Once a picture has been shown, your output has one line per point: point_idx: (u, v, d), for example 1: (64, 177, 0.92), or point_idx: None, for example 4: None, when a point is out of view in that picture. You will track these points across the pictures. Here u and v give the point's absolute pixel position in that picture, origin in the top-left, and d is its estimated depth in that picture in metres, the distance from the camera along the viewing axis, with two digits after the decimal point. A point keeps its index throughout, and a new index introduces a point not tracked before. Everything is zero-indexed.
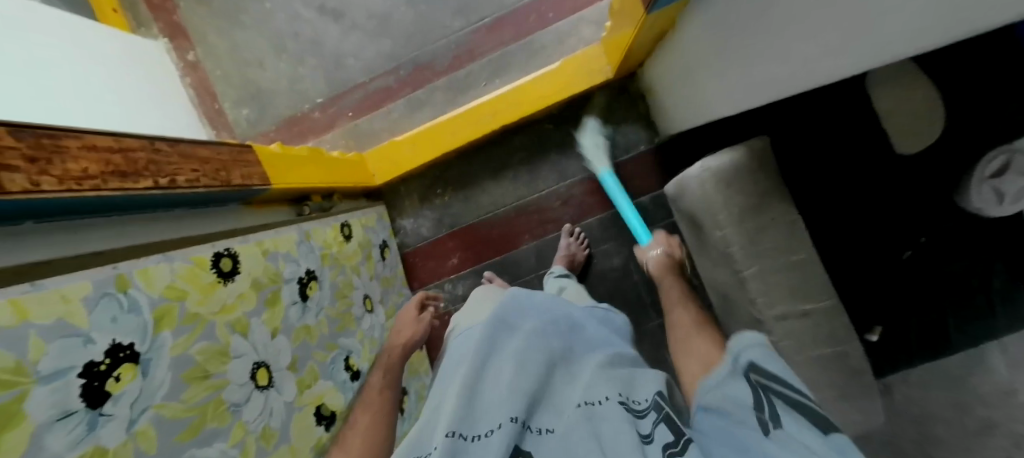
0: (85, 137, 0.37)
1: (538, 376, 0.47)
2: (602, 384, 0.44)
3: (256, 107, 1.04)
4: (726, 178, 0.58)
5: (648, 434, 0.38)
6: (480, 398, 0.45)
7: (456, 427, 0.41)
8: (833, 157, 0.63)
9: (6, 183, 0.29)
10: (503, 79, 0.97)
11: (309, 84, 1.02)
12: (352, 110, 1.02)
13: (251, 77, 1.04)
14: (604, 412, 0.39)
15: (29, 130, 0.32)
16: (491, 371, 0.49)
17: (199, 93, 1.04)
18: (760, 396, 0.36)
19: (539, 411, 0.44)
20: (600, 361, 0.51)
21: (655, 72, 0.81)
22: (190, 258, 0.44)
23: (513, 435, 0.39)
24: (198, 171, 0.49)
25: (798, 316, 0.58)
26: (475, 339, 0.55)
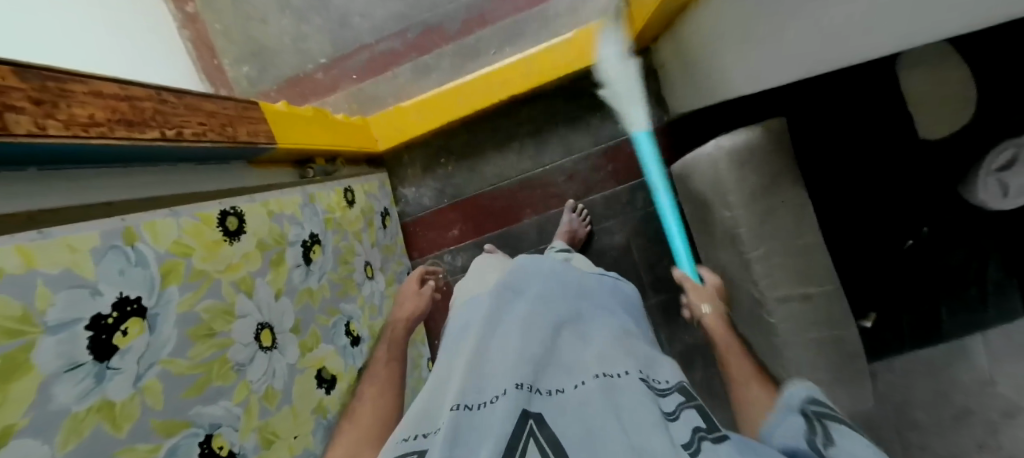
0: (91, 83, 0.36)
1: (545, 346, 0.47)
2: (618, 359, 0.45)
3: (257, 65, 1.01)
4: (739, 159, 0.58)
5: (675, 415, 0.39)
6: (486, 367, 0.45)
7: (461, 400, 0.39)
8: (853, 142, 0.62)
9: (10, 125, 0.28)
10: (513, 48, 0.94)
11: (313, 44, 0.99)
12: (357, 73, 0.99)
13: (252, 33, 1.00)
14: (624, 384, 0.40)
15: (34, 71, 0.30)
16: (497, 341, 0.49)
17: (197, 47, 1.00)
18: (813, 423, 0.36)
19: (547, 376, 0.44)
20: (607, 333, 0.51)
21: (672, 47, 0.79)
22: (196, 214, 0.43)
23: (525, 400, 0.38)
24: (204, 124, 0.47)
25: (799, 299, 0.59)
26: (483, 307, 0.56)
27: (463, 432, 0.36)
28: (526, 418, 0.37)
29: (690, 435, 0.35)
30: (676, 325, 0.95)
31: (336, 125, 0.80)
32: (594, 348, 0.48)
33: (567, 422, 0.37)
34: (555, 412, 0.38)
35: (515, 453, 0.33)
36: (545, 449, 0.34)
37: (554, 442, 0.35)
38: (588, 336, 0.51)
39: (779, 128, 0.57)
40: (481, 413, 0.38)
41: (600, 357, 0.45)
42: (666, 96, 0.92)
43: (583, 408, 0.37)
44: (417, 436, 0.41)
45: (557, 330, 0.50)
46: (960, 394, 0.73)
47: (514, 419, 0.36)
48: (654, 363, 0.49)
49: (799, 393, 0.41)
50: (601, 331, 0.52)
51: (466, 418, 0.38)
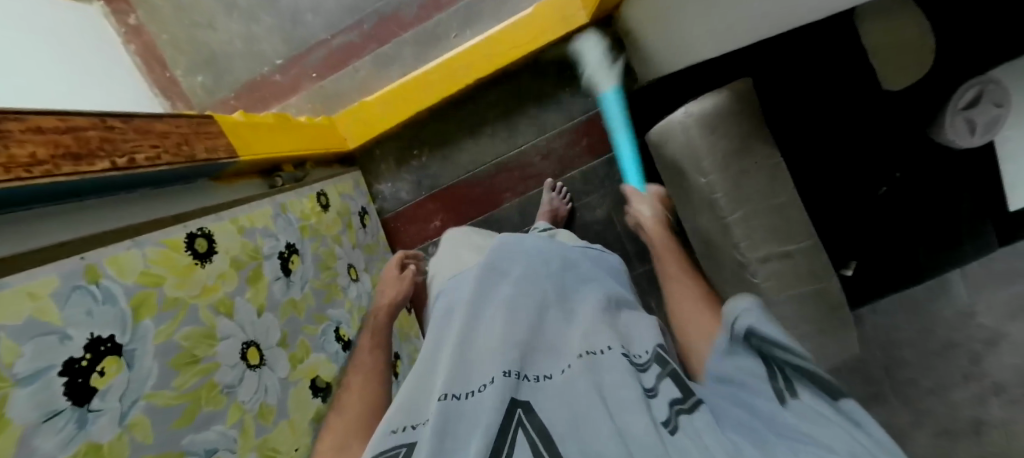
0: (28, 119, 0.34)
1: (530, 327, 0.48)
2: (599, 334, 0.46)
3: (211, 73, 0.97)
4: (709, 123, 0.57)
5: (653, 386, 0.40)
6: (472, 354, 0.46)
7: (448, 390, 0.40)
8: (820, 96, 0.63)
9: None
10: (474, 29, 0.91)
11: (266, 45, 0.95)
12: (316, 71, 0.95)
13: (201, 39, 0.96)
14: (607, 362, 0.41)
15: None
16: (482, 326, 0.49)
17: (146, 60, 0.95)
18: (775, 371, 0.40)
19: (534, 358, 0.44)
20: (590, 307, 0.52)
21: (633, 14, 0.77)
22: (161, 241, 0.42)
23: (513, 386, 0.39)
24: (158, 147, 0.46)
25: (780, 257, 0.60)
26: (467, 290, 0.56)
27: (451, 421, 0.37)
28: (514, 407, 0.37)
29: (669, 411, 0.37)
30: (664, 292, 0.97)
31: (300, 130, 0.77)
32: (577, 325, 0.49)
33: (552, 406, 0.37)
34: (542, 398, 0.39)
35: (504, 444, 0.34)
36: (532, 436, 0.35)
37: (541, 428, 0.35)
38: (572, 314, 0.52)
39: (746, 88, 0.57)
40: (469, 403, 0.39)
41: (584, 335, 0.46)
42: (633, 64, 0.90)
43: (567, 393, 0.38)
44: (405, 428, 0.41)
45: (540, 310, 0.51)
46: (944, 328, 0.76)
47: (503, 406, 0.36)
48: (636, 333, 0.50)
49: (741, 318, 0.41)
50: (583, 304, 0.53)
51: (455, 406, 0.38)
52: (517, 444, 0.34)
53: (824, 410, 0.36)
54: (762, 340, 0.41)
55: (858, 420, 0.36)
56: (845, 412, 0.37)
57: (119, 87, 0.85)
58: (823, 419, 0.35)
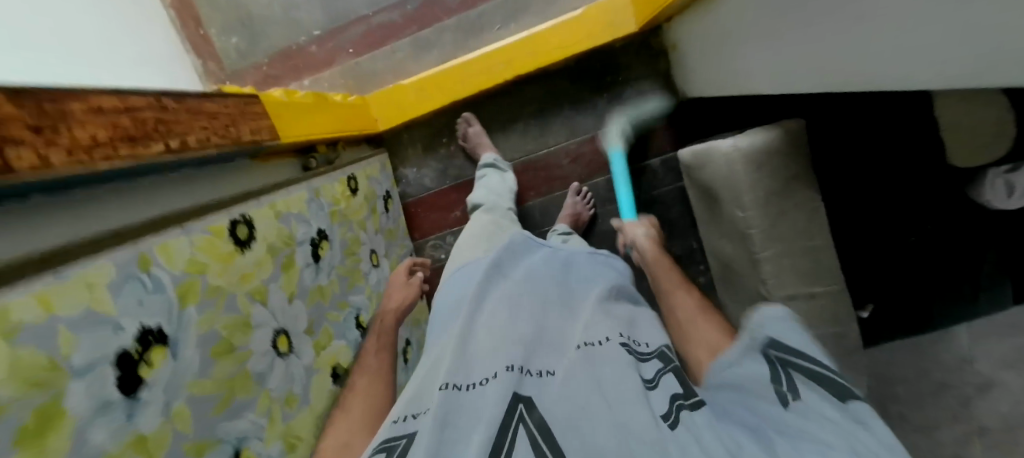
0: (90, 99, 0.33)
1: (535, 321, 0.50)
2: (598, 327, 0.48)
3: (247, 36, 0.95)
4: (756, 161, 0.56)
5: (653, 380, 0.42)
6: (473, 344, 0.48)
7: (450, 379, 0.42)
8: (870, 155, 0.64)
9: (13, 160, 0.27)
10: (519, 22, 0.89)
11: (305, 14, 0.92)
12: (353, 46, 0.93)
13: (240, 0, 0.93)
14: (604, 353, 0.43)
15: (30, 97, 0.29)
16: (485, 318, 0.51)
17: (182, 16, 0.93)
18: (778, 370, 0.38)
19: (535, 352, 0.46)
20: (593, 301, 0.54)
21: (685, 28, 0.75)
22: (207, 228, 0.42)
23: (514, 382, 0.40)
24: (208, 128, 0.45)
25: (806, 297, 0.60)
26: (473, 280, 0.60)
27: (452, 415, 0.38)
28: (516, 402, 0.38)
29: (668, 403, 0.38)
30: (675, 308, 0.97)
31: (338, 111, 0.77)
32: (581, 320, 0.51)
33: (552, 401, 0.38)
34: (543, 394, 0.40)
35: (504, 440, 0.34)
36: (532, 431, 0.35)
37: (541, 421, 0.36)
38: (576, 309, 0.54)
39: (798, 128, 0.56)
40: (472, 397, 0.40)
41: (583, 329, 0.48)
42: (676, 77, 0.88)
43: (567, 385, 0.40)
44: (406, 417, 0.42)
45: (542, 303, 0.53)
46: None
47: (503, 398, 0.38)
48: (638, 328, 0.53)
49: (766, 327, 0.41)
50: (588, 299, 0.56)
51: (455, 396, 0.40)
52: (517, 436, 0.35)
53: (829, 412, 0.33)
54: (774, 342, 0.39)
55: (866, 421, 0.32)
56: (852, 414, 0.33)
57: (160, 45, 0.84)
58: (825, 419, 0.33)
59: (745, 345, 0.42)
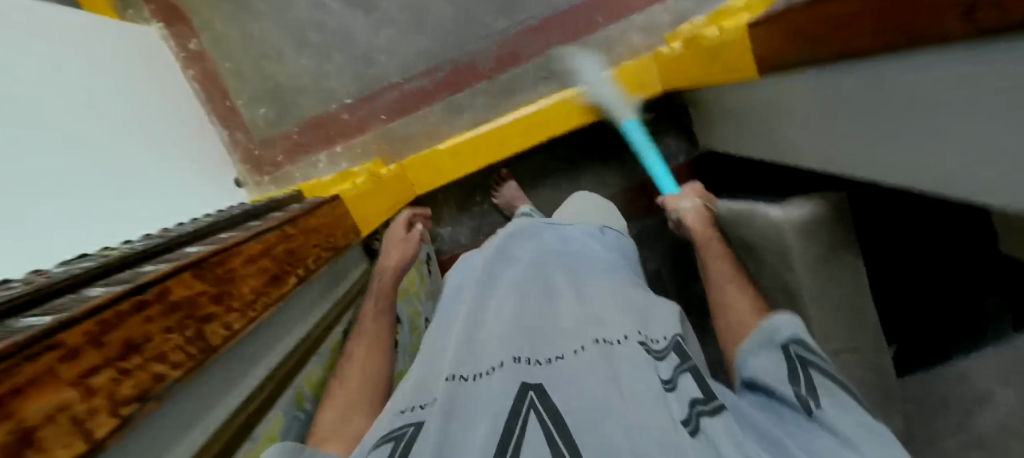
0: (241, 250, 0.35)
1: (544, 315, 0.49)
2: (615, 324, 0.46)
3: (274, 105, 0.95)
4: (804, 230, 0.62)
5: (671, 381, 0.41)
6: (481, 337, 0.47)
7: (456, 371, 0.42)
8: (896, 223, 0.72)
9: (209, 337, 0.29)
10: (548, 85, 0.93)
11: (336, 82, 0.94)
12: (386, 112, 0.95)
13: (267, 70, 0.94)
14: (614, 351, 0.42)
15: (204, 265, 0.31)
16: (496, 310, 0.50)
17: (207, 88, 0.94)
18: (798, 369, 0.41)
19: (545, 341, 0.44)
20: (600, 296, 0.52)
21: (712, 95, 0.81)
22: (330, 348, 0.52)
23: (524, 373, 0.39)
24: (318, 245, 0.47)
25: (851, 351, 0.66)
26: (478, 266, 0.60)
27: (457, 403, 0.38)
28: (526, 391, 0.37)
29: (686, 406, 0.38)
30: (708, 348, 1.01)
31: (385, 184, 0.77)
32: (590, 309, 0.49)
33: (565, 392, 0.37)
34: (555, 380, 0.39)
35: (515, 426, 0.34)
36: (544, 419, 0.35)
37: (553, 409, 0.35)
38: (591, 298, 0.52)
39: (838, 201, 0.62)
40: (486, 385, 0.39)
41: (597, 322, 0.46)
42: (698, 132, 0.95)
43: (574, 378, 0.38)
44: (413, 408, 0.41)
45: (551, 295, 0.52)
46: None
47: (511, 391, 0.38)
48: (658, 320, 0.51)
49: (787, 328, 0.44)
50: (585, 285, 0.54)
51: (462, 386, 0.40)
52: (528, 420, 0.35)
53: (850, 427, 0.36)
54: (795, 344, 0.42)
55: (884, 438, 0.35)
56: (871, 429, 0.36)
57: (190, 128, 0.85)
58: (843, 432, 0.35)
59: (769, 342, 0.44)
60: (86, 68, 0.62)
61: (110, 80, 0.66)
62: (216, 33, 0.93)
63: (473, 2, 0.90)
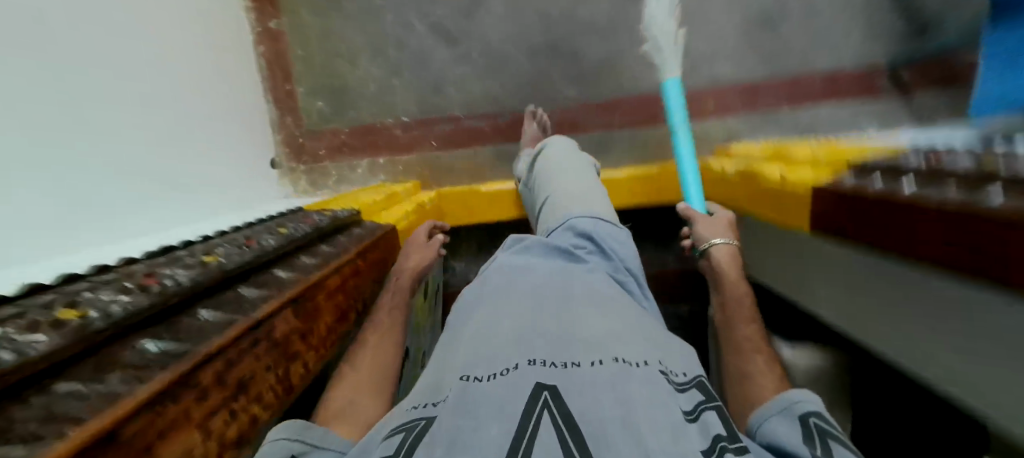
0: (324, 284, 0.36)
1: (557, 316, 0.38)
2: (633, 341, 0.36)
3: (332, 102, 0.96)
4: (809, 375, 0.72)
5: (693, 412, 0.32)
6: (487, 330, 0.37)
7: (468, 370, 0.32)
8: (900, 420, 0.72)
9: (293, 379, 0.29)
10: (598, 160, 0.97)
11: (399, 99, 0.96)
12: (437, 140, 0.97)
13: (337, 68, 0.95)
14: (631, 371, 0.31)
15: (298, 299, 0.31)
16: (499, 305, 0.40)
17: (273, 68, 0.95)
18: (817, 437, 0.34)
19: (569, 342, 0.35)
20: (617, 306, 0.41)
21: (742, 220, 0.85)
22: None
23: (539, 375, 0.31)
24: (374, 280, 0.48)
25: None
26: (495, 262, 0.50)
27: (457, 404, 0.29)
28: (540, 391, 0.29)
29: (707, 439, 0.29)
30: None
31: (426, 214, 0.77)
32: (612, 315, 0.39)
33: (592, 406, 0.28)
34: (576, 386, 0.30)
35: (527, 426, 0.27)
36: (558, 422, 0.27)
37: (568, 417, 0.28)
38: (613, 310, 0.40)
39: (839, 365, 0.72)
40: (493, 386, 0.30)
41: (614, 335, 0.36)
42: None
43: (589, 392, 0.29)
44: (425, 404, 0.33)
45: (567, 292, 0.41)
46: None
47: (523, 395, 0.29)
48: (677, 351, 0.41)
49: (806, 401, 0.38)
50: (600, 288, 0.44)
51: (474, 387, 0.30)
52: (540, 429, 0.27)
53: None
54: (815, 416, 0.36)
55: None
56: None
57: (245, 109, 0.85)
58: None
59: (784, 408, 0.38)
60: (173, 52, 0.63)
61: (189, 61, 0.66)
62: (297, 19, 0.94)
63: (550, 66, 0.94)
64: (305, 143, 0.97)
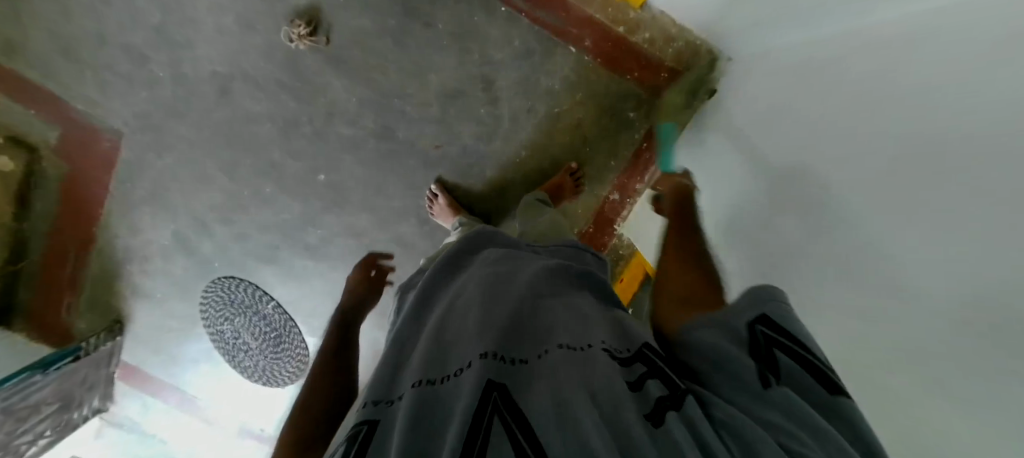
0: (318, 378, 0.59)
1: (479, 317, 0.45)
2: (562, 331, 0.43)
3: (630, 93, 0.92)
4: None
5: (642, 386, 0.35)
6: (444, 333, 0.45)
7: (421, 376, 0.39)
8: None
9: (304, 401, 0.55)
10: None
11: (571, 58, 0.90)
12: (555, 15, 0.88)
13: (609, 120, 0.94)
14: (562, 358, 0.38)
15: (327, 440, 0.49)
16: (444, 317, 0.48)
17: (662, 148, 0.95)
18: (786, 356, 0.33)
19: (504, 341, 0.42)
20: (520, 303, 0.47)
21: None
22: None
23: (492, 370, 0.37)
24: (360, 304, 0.82)
25: None
26: (427, 284, 0.58)
27: (451, 401, 0.36)
28: (490, 390, 0.35)
29: (649, 410, 0.32)
30: None
31: None
32: (517, 318, 0.45)
33: (531, 394, 0.35)
34: (518, 385, 0.36)
35: (479, 426, 0.31)
36: (503, 429, 0.31)
37: (517, 409, 0.33)
38: (576, 309, 0.47)
39: None
40: (448, 384, 0.38)
41: (564, 330, 0.43)
42: None
43: (555, 379, 0.36)
44: (379, 402, 0.40)
45: (486, 294, 0.48)
46: None
47: (437, 410, 0.35)
48: (576, 324, 0.44)
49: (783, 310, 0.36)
50: (527, 279, 0.52)
51: (428, 390, 0.38)
52: (490, 436, 0.30)
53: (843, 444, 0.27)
54: (768, 316, 0.36)
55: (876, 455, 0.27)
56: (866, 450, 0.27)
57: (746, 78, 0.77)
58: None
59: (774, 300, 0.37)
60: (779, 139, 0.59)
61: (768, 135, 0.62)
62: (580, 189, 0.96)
63: None
64: (658, 82, 0.91)
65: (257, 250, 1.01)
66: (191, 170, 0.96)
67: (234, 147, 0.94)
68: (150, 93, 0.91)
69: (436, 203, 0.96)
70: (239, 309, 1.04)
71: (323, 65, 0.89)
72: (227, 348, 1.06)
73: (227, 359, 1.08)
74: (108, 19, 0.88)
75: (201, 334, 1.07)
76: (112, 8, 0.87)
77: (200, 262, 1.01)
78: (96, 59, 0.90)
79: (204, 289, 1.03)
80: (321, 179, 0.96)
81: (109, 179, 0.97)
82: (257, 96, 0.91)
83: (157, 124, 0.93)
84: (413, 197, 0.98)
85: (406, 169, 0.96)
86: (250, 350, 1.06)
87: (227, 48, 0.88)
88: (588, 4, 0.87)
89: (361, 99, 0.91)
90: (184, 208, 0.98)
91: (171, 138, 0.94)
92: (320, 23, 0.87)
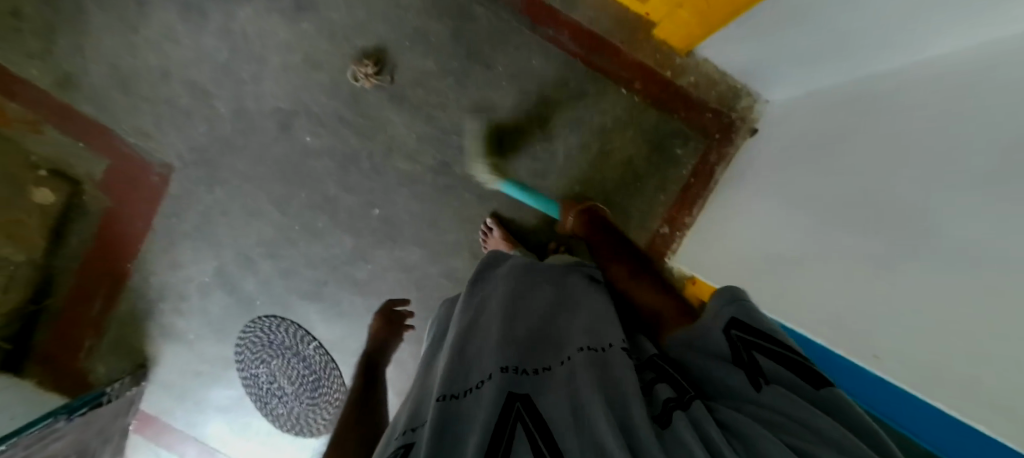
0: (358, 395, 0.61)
1: (502, 331, 0.46)
2: (576, 335, 0.45)
3: (676, 131, 0.97)
4: None
5: (655, 391, 0.37)
6: (466, 351, 0.45)
7: (444, 392, 0.39)
8: None
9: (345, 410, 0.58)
10: None
11: (622, 99, 0.96)
12: (610, 60, 0.95)
13: (657, 156, 0.98)
14: (580, 364, 0.40)
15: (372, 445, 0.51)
16: (467, 337, 0.47)
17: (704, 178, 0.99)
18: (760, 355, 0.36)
19: (527, 353, 0.43)
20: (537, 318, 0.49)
21: None
22: None
23: (515, 384, 0.38)
24: (382, 349, 0.79)
25: None
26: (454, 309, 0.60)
27: (471, 418, 0.35)
28: (513, 401, 0.36)
29: (660, 411, 0.34)
30: None
31: None
32: (540, 331, 0.48)
33: (551, 399, 0.36)
34: (541, 389, 0.38)
35: (502, 440, 0.31)
36: (526, 434, 0.32)
37: (540, 418, 0.34)
38: (586, 313, 0.50)
39: None
40: (471, 399, 0.38)
41: (585, 332, 0.46)
42: None
43: (573, 383, 0.37)
44: (408, 430, 0.38)
45: (506, 308, 0.49)
46: None
47: (461, 423, 0.35)
48: (597, 327, 0.47)
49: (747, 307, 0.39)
50: (546, 294, 0.53)
51: (451, 404, 0.37)
52: (513, 446, 0.31)
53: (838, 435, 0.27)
54: (739, 320, 0.38)
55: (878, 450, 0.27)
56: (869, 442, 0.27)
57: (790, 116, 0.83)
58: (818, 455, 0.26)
59: (735, 303, 0.39)
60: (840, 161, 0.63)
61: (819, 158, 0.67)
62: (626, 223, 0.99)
63: (473, 40, 0.92)
64: (703, 122, 0.97)
65: (302, 285, 0.97)
66: (242, 204, 0.94)
67: (290, 181, 0.94)
68: (208, 127, 0.92)
69: (491, 236, 0.96)
70: (278, 350, 0.99)
71: (386, 103, 0.92)
72: (260, 394, 1.01)
73: (258, 406, 1.01)
74: (174, 56, 0.89)
75: (232, 378, 1.00)
76: (181, 48, 0.89)
77: (240, 300, 0.97)
78: (156, 93, 0.91)
79: (243, 329, 0.98)
80: (375, 213, 0.96)
81: (153, 213, 0.94)
82: (318, 131, 0.92)
83: (212, 158, 0.93)
84: (466, 231, 0.98)
85: (462, 202, 0.97)
86: (285, 395, 1.01)
87: (293, 86, 0.91)
88: (637, 50, 0.94)
89: (420, 135, 0.94)
90: (230, 243, 0.96)
91: (223, 172, 0.93)
92: (386, 63, 0.91)
